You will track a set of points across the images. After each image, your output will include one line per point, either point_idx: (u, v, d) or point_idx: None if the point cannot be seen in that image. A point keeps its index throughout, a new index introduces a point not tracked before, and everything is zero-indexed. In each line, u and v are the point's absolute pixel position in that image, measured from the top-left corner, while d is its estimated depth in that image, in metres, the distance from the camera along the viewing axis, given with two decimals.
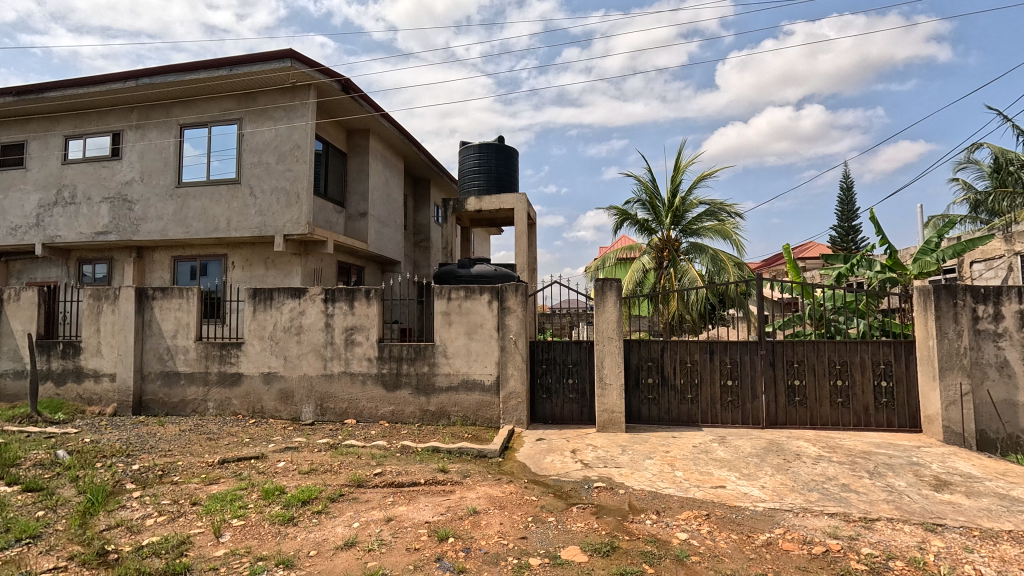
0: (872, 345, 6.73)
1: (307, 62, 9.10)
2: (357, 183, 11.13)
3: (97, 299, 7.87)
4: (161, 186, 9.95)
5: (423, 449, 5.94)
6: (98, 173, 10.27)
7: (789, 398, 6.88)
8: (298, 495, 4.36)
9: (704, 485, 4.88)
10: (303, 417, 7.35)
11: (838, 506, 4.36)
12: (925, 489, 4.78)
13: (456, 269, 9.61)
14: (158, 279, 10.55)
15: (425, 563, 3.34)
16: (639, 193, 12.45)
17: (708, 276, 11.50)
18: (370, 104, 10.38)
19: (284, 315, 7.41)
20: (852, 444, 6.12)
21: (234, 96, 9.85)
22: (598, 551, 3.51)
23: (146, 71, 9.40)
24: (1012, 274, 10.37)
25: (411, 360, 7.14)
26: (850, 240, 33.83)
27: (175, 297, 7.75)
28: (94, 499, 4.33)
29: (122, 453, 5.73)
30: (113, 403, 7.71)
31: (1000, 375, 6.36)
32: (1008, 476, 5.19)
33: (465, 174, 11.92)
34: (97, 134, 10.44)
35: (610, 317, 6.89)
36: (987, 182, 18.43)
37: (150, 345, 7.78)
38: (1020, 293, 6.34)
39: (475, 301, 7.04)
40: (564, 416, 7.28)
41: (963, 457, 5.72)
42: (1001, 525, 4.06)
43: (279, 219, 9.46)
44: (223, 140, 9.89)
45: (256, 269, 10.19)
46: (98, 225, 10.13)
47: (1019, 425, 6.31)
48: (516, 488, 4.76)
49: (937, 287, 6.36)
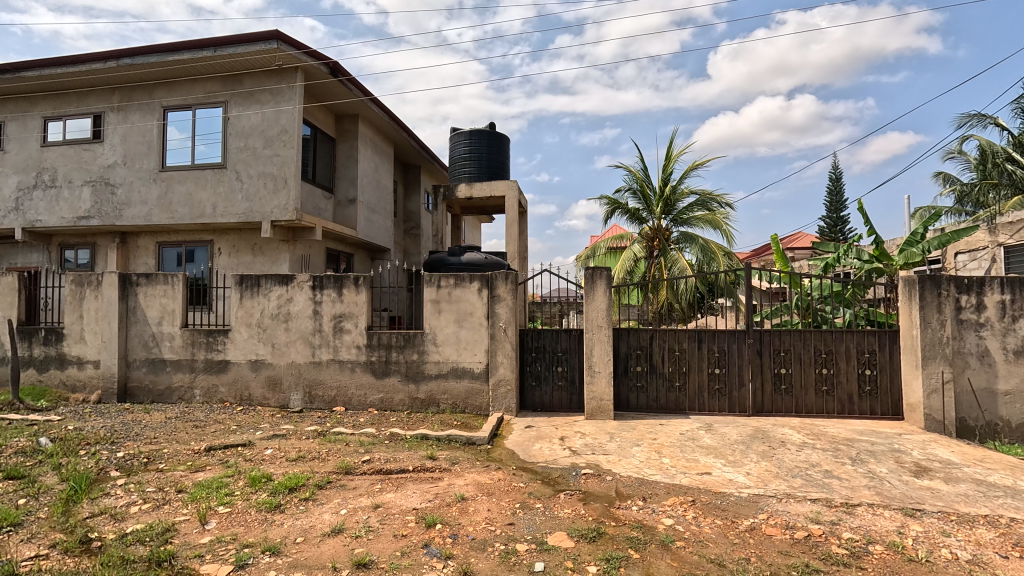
0: (857, 335, 6.82)
1: (293, 44, 8.90)
2: (346, 169, 10.98)
3: (80, 285, 7.72)
4: (145, 170, 9.74)
5: (412, 436, 5.95)
6: (79, 155, 10.02)
7: (776, 386, 6.96)
8: (285, 483, 4.35)
9: (690, 471, 4.93)
10: (291, 404, 7.31)
11: (821, 492, 4.43)
12: (906, 475, 4.88)
13: (446, 257, 9.56)
14: (142, 265, 10.37)
15: (413, 549, 3.35)
16: (630, 181, 12.42)
17: (698, 265, 11.57)
18: (359, 88, 10.19)
19: (272, 302, 7.33)
20: (836, 432, 6.21)
21: (219, 78, 9.62)
22: (584, 536, 3.54)
23: (127, 51, 9.16)
24: (995, 265, 10.57)
25: (400, 348, 7.11)
26: (838, 230, 34.18)
27: (160, 283, 7.63)
28: (77, 486, 4.28)
29: (106, 441, 5.66)
30: (97, 390, 7.61)
31: (981, 364, 6.46)
32: (986, 463, 5.30)
33: (456, 160, 11.81)
34: (77, 116, 10.17)
35: (599, 305, 6.89)
36: (973, 173, 18.70)
37: (135, 332, 7.67)
38: (1004, 284, 6.42)
39: (465, 289, 7.02)
40: (553, 404, 7.32)
41: (943, 444, 5.84)
42: (978, 510, 4.16)
43: (267, 205, 9.31)
44: (208, 124, 9.69)
45: (244, 255, 10.06)
46: (80, 209, 9.90)
47: (998, 413, 6.45)
48: (505, 475, 4.78)
49: (922, 277, 6.42)
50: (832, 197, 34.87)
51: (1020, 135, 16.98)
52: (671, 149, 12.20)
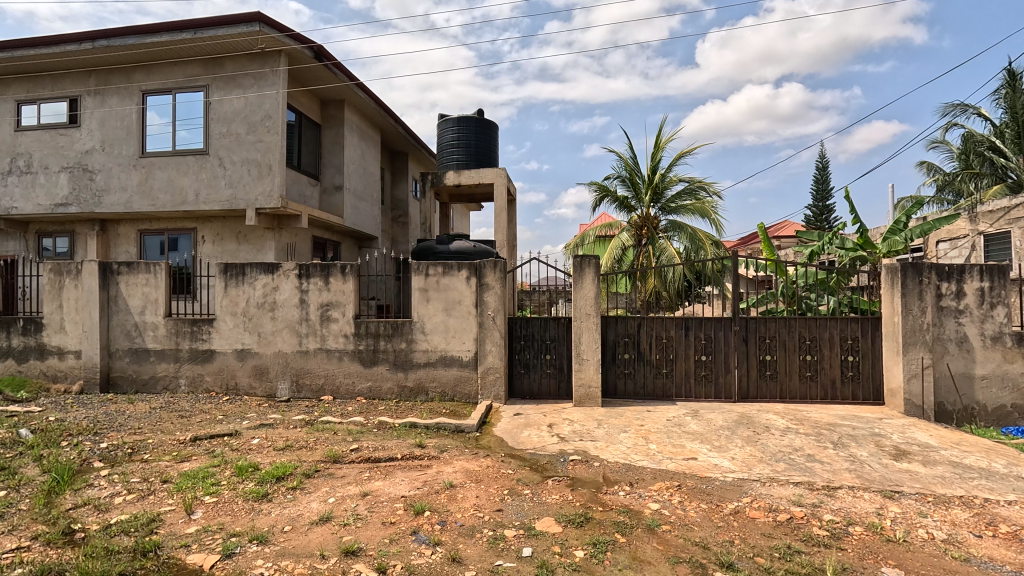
0: (841, 322, 6.93)
1: (276, 26, 8.68)
2: (332, 156, 10.82)
3: (58, 274, 7.54)
4: (124, 156, 9.50)
5: (401, 424, 5.96)
6: (54, 140, 9.73)
7: (761, 372, 7.07)
8: (273, 472, 4.33)
9: (676, 457, 5.00)
10: (278, 393, 7.27)
11: (803, 475, 4.53)
12: (885, 458, 4.99)
13: (434, 245, 9.50)
14: (123, 254, 10.16)
15: (401, 536, 3.36)
16: (619, 169, 12.40)
17: (686, 254, 11.62)
18: (344, 73, 10.01)
19: (257, 291, 7.24)
20: (818, 417, 6.34)
21: (200, 61, 9.37)
22: (572, 522, 3.58)
23: (103, 33, 8.88)
24: (975, 253, 10.81)
25: (388, 337, 7.08)
26: (824, 219, 34.56)
27: (142, 271, 7.48)
28: (59, 477, 4.22)
29: (89, 432, 5.57)
30: (80, 380, 7.49)
31: (960, 349, 6.60)
32: (962, 446, 5.43)
33: (443, 147, 11.68)
34: (52, 99, 9.86)
35: (588, 294, 6.89)
36: (955, 163, 19.05)
37: (117, 321, 7.53)
38: (983, 272, 6.51)
39: (453, 278, 6.99)
40: (541, 391, 7.36)
41: (921, 427, 5.98)
42: (953, 491, 4.27)
43: (251, 192, 9.15)
44: (190, 109, 9.47)
45: (228, 243, 9.90)
46: (58, 196, 9.65)
47: (974, 398, 6.61)
48: (493, 462, 4.80)
49: (904, 265, 6.53)
50: (818, 185, 35.15)
51: (1000, 124, 17.35)
52: (660, 137, 12.20)
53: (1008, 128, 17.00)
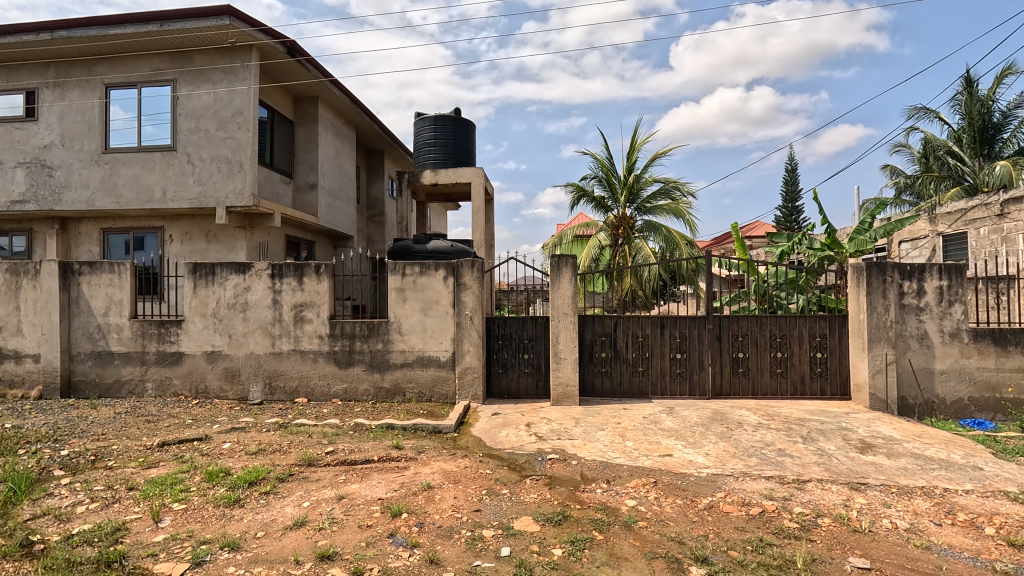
0: (810, 319, 7.14)
1: (247, 20, 8.47)
2: (306, 154, 10.62)
3: (15, 275, 7.22)
4: (86, 151, 9.14)
5: (378, 426, 5.88)
6: (10, 134, 9.30)
7: (734, 369, 7.22)
8: (244, 477, 4.22)
9: (652, 454, 5.06)
10: (250, 396, 7.10)
11: (775, 470, 4.64)
12: (851, 451, 5.16)
13: (411, 244, 9.42)
14: (86, 253, 9.77)
15: (377, 539, 3.32)
16: (596, 169, 12.50)
17: (662, 254, 11.81)
18: (318, 69, 9.84)
19: (228, 291, 7.05)
20: (788, 412, 6.51)
21: (167, 55, 9.08)
22: (549, 520, 3.59)
23: (63, 23, 8.53)
24: (935, 253, 11.25)
25: (364, 338, 6.98)
26: (793, 220, 35.52)
27: (105, 271, 7.21)
28: (16, 487, 4.03)
29: (49, 439, 5.34)
30: (38, 385, 7.17)
31: (921, 345, 6.85)
32: (923, 438, 5.65)
33: (420, 146, 11.59)
34: (8, 91, 9.42)
35: (565, 293, 6.92)
36: (916, 166, 19.83)
37: (79, 324, 7.24)
38: (942, 271, 6.78)
39: (430, 277, 6.94)
40: (520, 391, 7.37)
41: (885, 421, 6.21)
42: (916, 482, 4.44)
43: (221, 190, 8.91)
44: (156, 103, 9.16)
45: (197, 243, 9.62)
46: (14, 193, 9.23)
47: (934, 391, 6.87)
48: (471, 462, 4.78)
49: (869, 264, 6.77)
50: (788, 186, 36.13)
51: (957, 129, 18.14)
52: (636, 138, 12.33)
53: (965, 133, 17.78)
